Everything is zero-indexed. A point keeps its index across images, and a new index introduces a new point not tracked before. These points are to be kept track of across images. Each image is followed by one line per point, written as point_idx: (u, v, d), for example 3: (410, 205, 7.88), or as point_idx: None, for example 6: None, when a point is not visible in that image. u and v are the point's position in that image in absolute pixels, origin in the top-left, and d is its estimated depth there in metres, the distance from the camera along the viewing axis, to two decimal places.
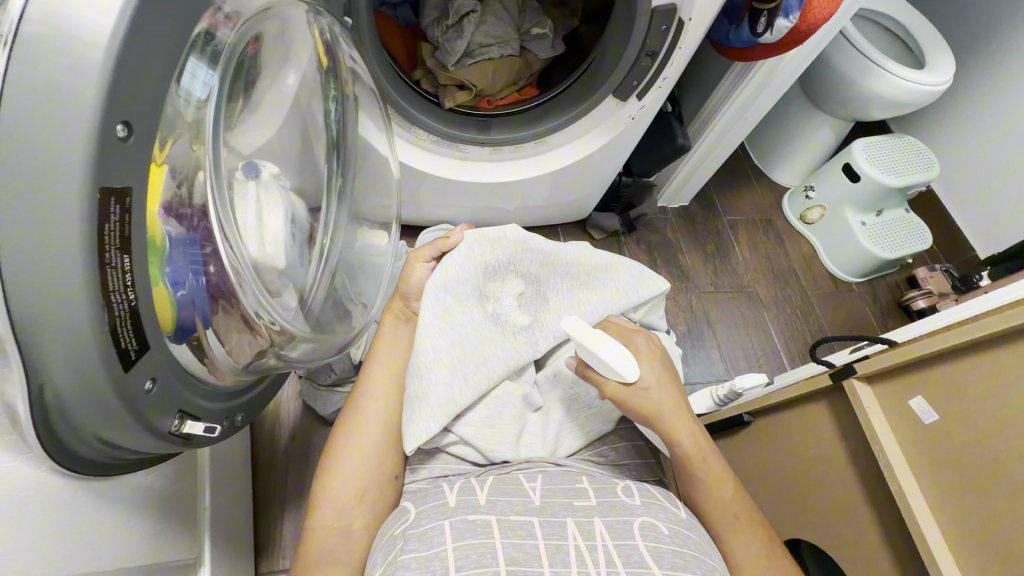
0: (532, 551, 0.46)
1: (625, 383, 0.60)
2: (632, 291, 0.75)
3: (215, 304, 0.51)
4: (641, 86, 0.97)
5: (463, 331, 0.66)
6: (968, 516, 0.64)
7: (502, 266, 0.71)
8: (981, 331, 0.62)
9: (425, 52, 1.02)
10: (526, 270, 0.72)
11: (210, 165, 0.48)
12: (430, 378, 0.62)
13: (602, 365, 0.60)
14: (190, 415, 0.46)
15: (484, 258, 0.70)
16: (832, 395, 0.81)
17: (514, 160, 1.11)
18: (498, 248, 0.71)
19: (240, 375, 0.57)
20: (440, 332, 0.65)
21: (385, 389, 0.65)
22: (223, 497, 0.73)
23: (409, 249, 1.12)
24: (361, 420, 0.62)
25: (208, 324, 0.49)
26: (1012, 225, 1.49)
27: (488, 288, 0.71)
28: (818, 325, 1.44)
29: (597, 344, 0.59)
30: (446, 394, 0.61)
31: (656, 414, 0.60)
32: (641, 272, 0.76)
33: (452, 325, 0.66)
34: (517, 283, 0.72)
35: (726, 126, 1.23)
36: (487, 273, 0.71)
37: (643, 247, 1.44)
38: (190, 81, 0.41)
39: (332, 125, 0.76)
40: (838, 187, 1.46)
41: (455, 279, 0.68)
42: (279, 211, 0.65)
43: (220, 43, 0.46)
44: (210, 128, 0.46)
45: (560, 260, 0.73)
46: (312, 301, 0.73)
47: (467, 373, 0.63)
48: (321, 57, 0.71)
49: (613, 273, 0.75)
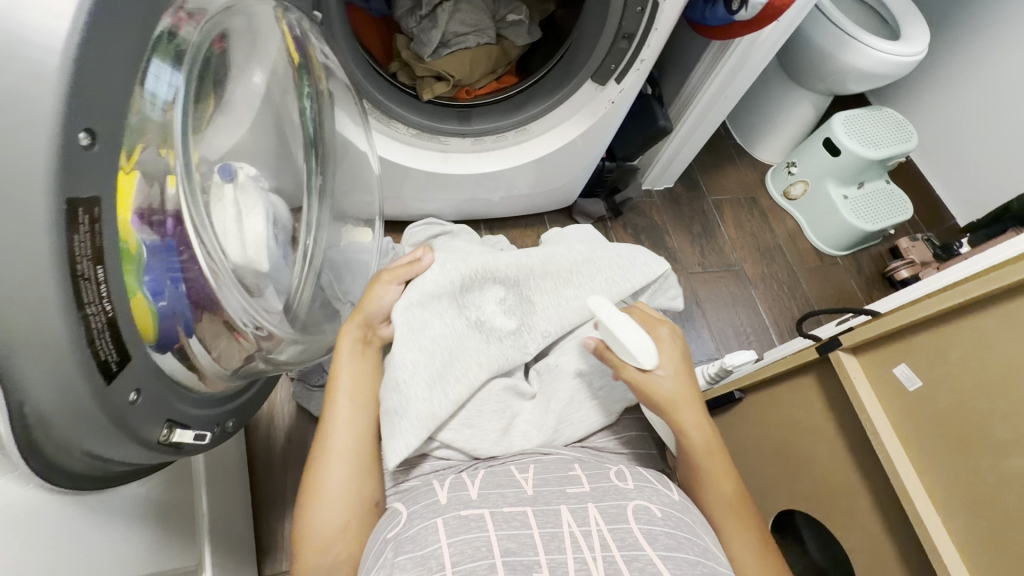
0: (528, 540, 0.47)
1: (642, 369, 0.61)
2: (630, 280, 0.75)
3: (197, 311, 0.50)
4: (619, 69, 0.96)
5: (440, 345, 0.63)
6: (956, 478, 0.66)
7: (481, 276, 0.70)
8: (964, 297, 0.63)
9: (401, 44, 1.02)
10: (505, 276, 0.71)
11: (182, 169, 0.47)
12: (409, 394, 0.59)
13: (621, 348, 0.61)
14: (179, 423, 0.46)
15: (456, 269, 0.69)
16: (819, 367, 0.83)
17: (494, 151, 1.10)
18: (471, 259, 0.70)
19: (229, 380, 0.57)
20: (416, 347, 0.62)
21: (352, 417, 0.60)
22: (221, 504, 0.73)
23: (394, 245, 1.12)
24: (334, 455, 0.58)
25: (191, 333, 0.49)
26: (990, 192, 1.52)
27: (466, 299, 0.69)
28: (805, 299, 1.45)
29: (619, 326, 0.61)
30: (424, 408, 0.59)
31: (669, 402, 0.61)
32: (634, 262, 0.77)
33: (432, 338, 0.64)
34: (497, 290, 0.71)
35: (707, 105, 1.22)
36: (465, 286, 0.69)
37: (630, 231, 1.44)
38: (155, 83, 0.40)
39: (309, 123, 0.75)
40: (820, 162, 1.47)
41: (431, 293, 0.67)
42: (258, 213, 0.66)
43: (186, 45, 0.45)
44: (179, 131, 0.45)
45: (538, 262, 0.73)
46: (298, 304, 0.74)
47: (446, 387, 0.61)
48: (293, 52, 0.70)
49: (603, 264, 0.75)
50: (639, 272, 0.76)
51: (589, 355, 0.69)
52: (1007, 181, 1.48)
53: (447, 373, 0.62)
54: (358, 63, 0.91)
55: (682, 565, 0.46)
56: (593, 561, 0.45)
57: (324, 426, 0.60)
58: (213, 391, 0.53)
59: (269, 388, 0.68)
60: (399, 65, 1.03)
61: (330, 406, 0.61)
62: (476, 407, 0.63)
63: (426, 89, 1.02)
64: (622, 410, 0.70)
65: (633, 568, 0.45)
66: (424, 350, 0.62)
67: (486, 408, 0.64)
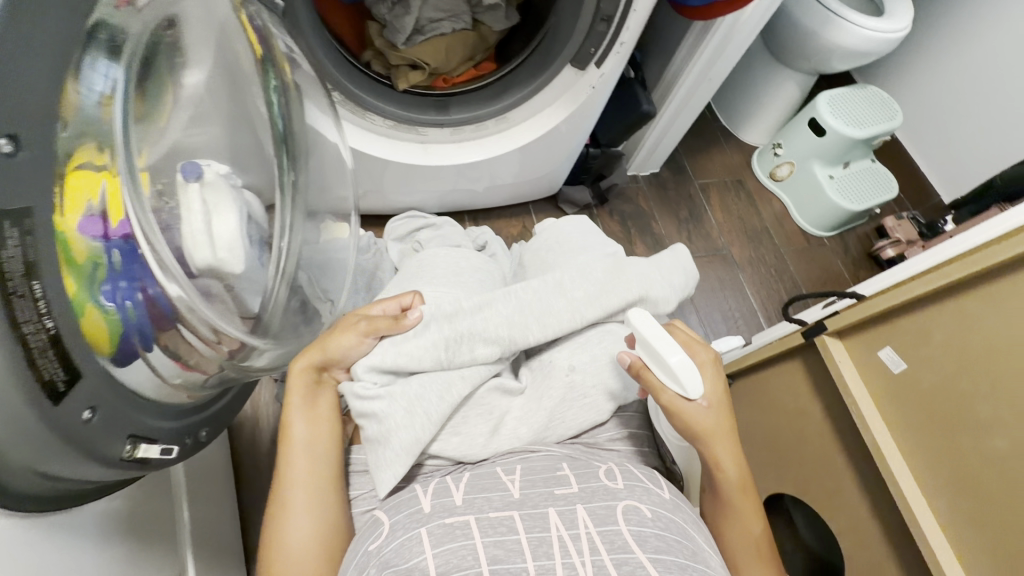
0: (515, 546, 0.46)
1: (685, 396, 0.59)
2: (674, 284, 0.72)
3: (158, 324, 0.47)
4: (598, 53, 0.93)
5: (424, 391, 0.58)
6: (939, 457, 0.66)
7: (472, 329, 0.61)
8: (949, 279, 0.63)
9: (373, 31, 0.99)
10: (496, 333, 0.62)
11: (125, 170, 0.43)
12: (388, 422, 0.56)
13: (666, 372, 0.59)
14: (145, 438, 0.44)
15: (436, 324, 0.61)
16: (806, 352, 0.83)
17: (475, 140, 1.08)
18: (457, 320, 0.62)
19: (199, 392, 0.55)
20: (401, 391, 0.57)
21: (309, 466, 0.55)
22: (204, 512, 0.72)
23: (374, 238, 1.09)
24: (290, 512, 0.53)
25: (151, 346, 0.46)
26: (973, 168, 1.52)
27: (449, 362, 0.60)
28: (792, 282, 1.45)
29: (667, 351, 0.58)
30: (409, 437, 0.56)
31: (708, 433, 0.59)
32: (675, 266, 0.73)
33: (415, 384, 0.58)
34: (489, 348, 0.62)
35: (690, 88, 1.20)
36: (449, 346, 0.60)
37: (616, 218, 1.43)
38: (91, 75, 0.38)
39: (277, 118, 0.72)
40: (805, 143, 1.46)
41: (411, 357, 0.59)
42: (231, 210, 0.68)
43: (125, 39, 0.43)
44: (123, 135, 0.42)
45: (534, 311, 0.64)
46: (273, 304, 0.72)
47: (425, 407, 0.57)
48: (255, 45, 0.68)
49: (645, 274, 0.71)
50: (679, 277, 0.73)
51: (578, 350, 0.67)
52: (988, 158, 1.48)
53: (427, 400, 0.58)
54: (327, 53, 0.88)
55: (672, 569, 0.46)
56: (582, 566, 0.45)
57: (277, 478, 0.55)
58: (184, 401, 0.52)
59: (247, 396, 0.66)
60: (372, 54, 1.00)
61: (282, 457, 0.56)
62: (462, 413, 0.61)
63: (401, 78, 0.99)
64: (615, 407, 0.66)
65: (623, 572, 0.45)
66: (409, 393, 0.58)
67: (470, 411, 0.61)
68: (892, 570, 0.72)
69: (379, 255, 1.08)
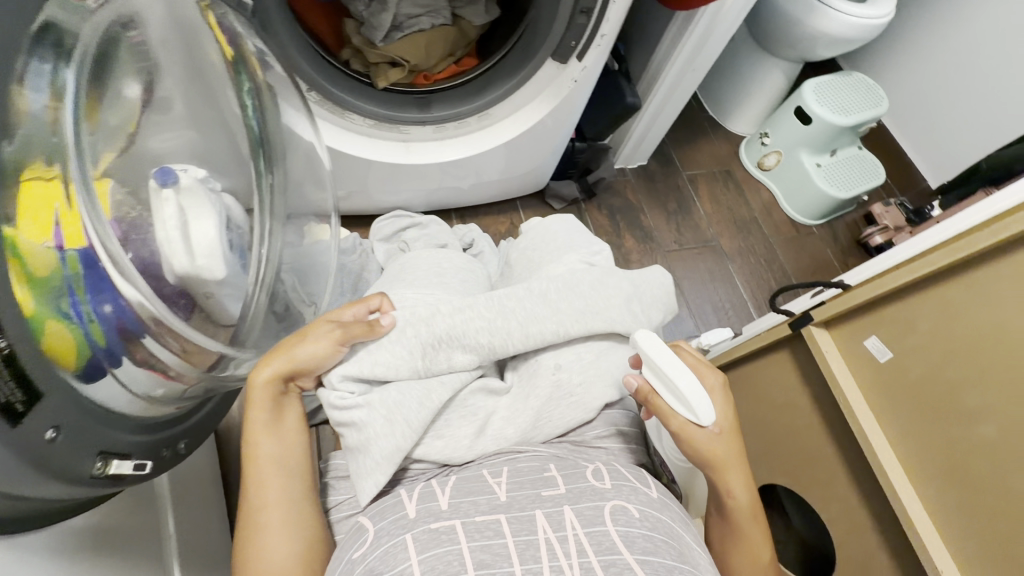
0: (502, 551, 0.46)
1: (697, 423, 0.58)
2: (650, 319, 0.71)
3: (127, 340, 0.47)
4: (579, 46, 0.92)
5: (404, 398, 0.58)
6: (928, 446, 0.66)
7: (449, 339, 0.61)
8: (929, 267, 0.63)
9: (350, 29, 0.97)
10: (473, 342, 0.62)
11: (79, 179, 0.42)
12: (368, 430, 0.56)
13: (676, 396, 0.58)
14: (116, 454, 0.43)
15: (415, 333, 0.60)
16: (794, 343, 0.82)
17: (458, 137, 1.07)
18: (433, 323, 0.61)
19: (174, 404, 0.54)
20: (380, 399, 0.57)
21: (279, 483, 0.53)
22: (191, 523, 0.71)
23: (359, 239, 1.08)
24: (263, 531, 0.51)
25: (120, 363, 0.45)
26: (958, 153, 1.52)
27: (428, 368, 0.60)
28: (781, 271, 1.45)
29: (677, 375, 0.57)
30: (389, 445, 0.55)
31: (720, 460, 0.59)
32: (654, 296, 0.72)
33: (394, 390, 0.58)
34: (466, 357, 0.62)
35: (675, 79, 1.19)
36: (427, 351, 0.60)
37: (605, 212, 1.42)
38: (35, 82, 0.37)
39: (252, 120, 0.72)
40: (792, 132, 1.46)
41: (387, 365, 0.59)
42: (211, 218, 0.66)
43: (71, 40, 0.42)
44: (74, 142, 0.41)
45: (513, 321, 0.63)
46: (255, 307, 0.72)
47: (405, 417, 0.57)
48: (225, 46, 0.68)
49: (627, 295, 0.70)
50: (658, 311, 0.72)
51: (566, 351, 0.66)
52: (974, 142, 1.49)
53: (406, 407, 0.57)
54: (303, 52, 0.86)
55: (659, 570, 0.46)
56: (570, 569, 0.45)
57: (245, 498, 0.53)
58: (160, 413, 0.51)
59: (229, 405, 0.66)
60: (351, 52, 0.98)
61: (250, 475, 0.53)
62: (445, 416, 0.61)
63: (381, 76, 0.97)
64: (604, 404, 0.66)
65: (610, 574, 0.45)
66: (388, 399, 0.57)
67: (452, 414, 0.61)
68: (882, 558, 0.72)
69: (364, 257, 1.06)
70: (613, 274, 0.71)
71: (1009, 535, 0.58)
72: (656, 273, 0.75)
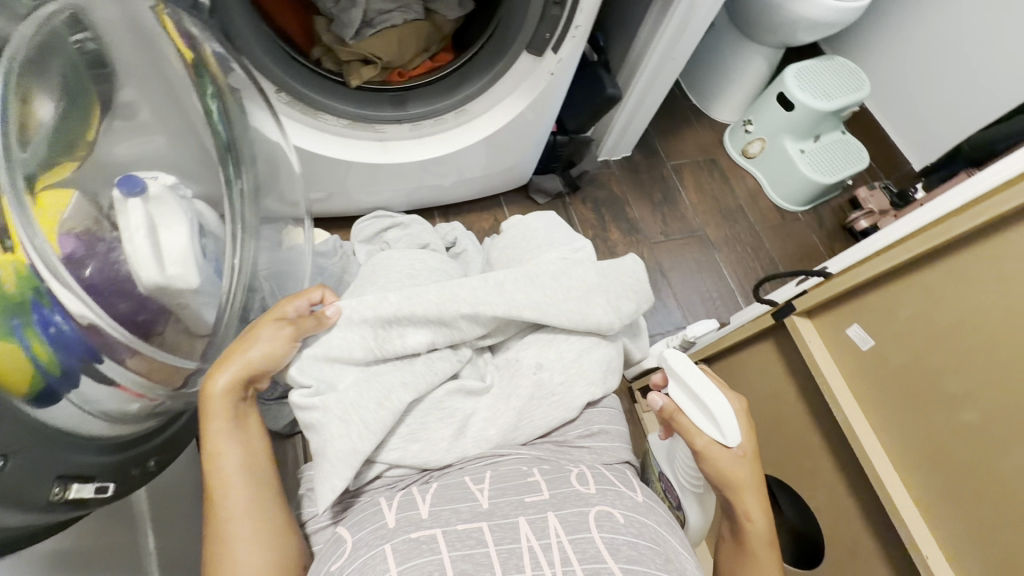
0: (484, 560, 0.45)
1: (722, 444, 0.58)
2: (619, 308, 0.68)
3: (76, 363, 0.45)
4: (554, 38, 0.90)
5: (361, 399, 0.56)
6: (912, 437, 0.66)
7: (399, 319, 0.61)
8: (906, 256, 0.63)
9: (320, 26, 0.95)
10: (426, 318, 0.61)
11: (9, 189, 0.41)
12: (325, 433, 0.54)
13: (704, 415, 0.58)
14: (76, 477, 0.43)
15: (362, 318, 0.60)
16: (777, 332, 0.82)
17: (437, 134, 1.05)
18: (379, 306, 0.60)
19: (136, 423, 0.53)
20: (335, 400, 0.55)
21: (248, 496, 0.52)
22: (174, 538, 0.70)
23: (340, 241, 1.06)
24: (233, 547, 0.49)
25: (66, 386, 0.44)
26: (941, 135, 1.52)
27: (384, 345, 0.61)
28: (768, 259, 1.45)
29: (709, 394, 0.58)
30: (346, 447, 0.54)
31: (741, 484, 0.58)
32: (623, 285, 0.70)
33: (351, 388, 0.57)
34: (421, 336, 0.62)
35: (655, 68, 1.17)
36: (380, 331, 0.61)
37: (590, 205, 1.41)
38: None
39: (218, 124, 0.69)
40: (774, 118, 1.45)
41: (339, 346, 0.59)
42: (181, 225, 0.63)
43: None
44: None
45: (467, 301, 0.62)
46: (224, 315, 0.68)
47: (365, 416, 0.55)
48: (183, 48, 0.66)
49: (592, 286, 0.67)
50: (628, 301, 0.70)
51: (546, 346, 0.66)
52: (955, 123, 1.49)
53: (364, 407, 0.55)
54: (271, 53, 0.84)
55: None
56: None
57: (212, 514, 0.51)
58: (123, 432, 0.51)
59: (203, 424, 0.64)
60: (322, 51, 0.96)
61: (215, 490, 0.51)
62: (419, 418, 0.59)
63: (353, 74, 0.95)
64: (587, 403, 0.65)
65: None
66: (344, 400, 0.55)
67: (431, 416, 0.60)
68: (869, 545, 0.72)
69: (345, 259, 1.05)
70: (578, 263, 0.69)
71: (993, 520, 0.58)
72: (623, 260, 0.72)
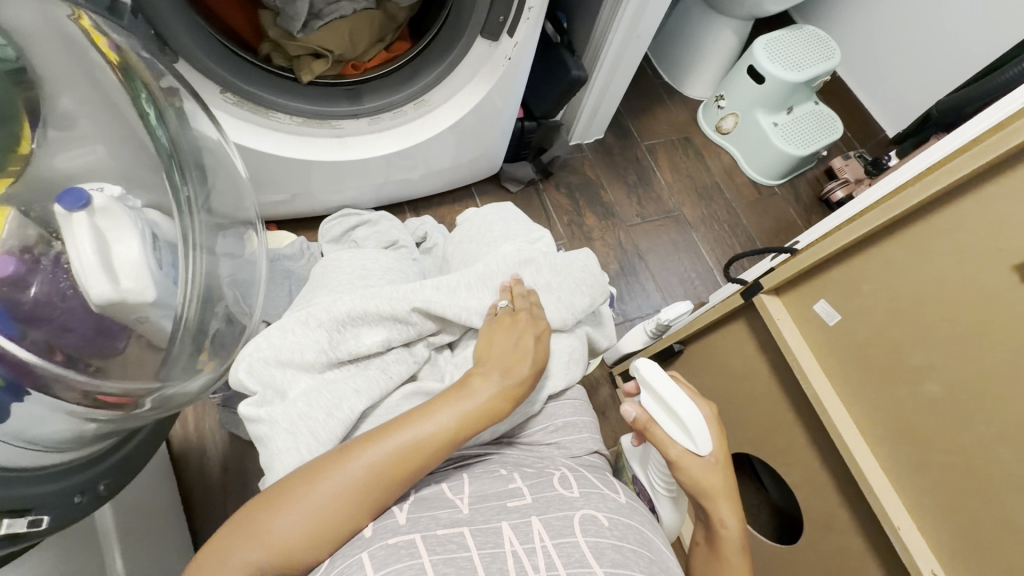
0: (466, 564, 0.43)
1: (693, 451, 0.59)
2: (572, 303, 0.69)
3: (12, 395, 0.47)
4: (509, 21, 0.87)
5: (311, 409, 0.57)
6: (880, 407, 0.66)
7: (353, 319, 0.61)
8: (851, 236, 0.64)
9: (266, 20, 0.90)
10: (379, 315, 0.62)
11: None
12: (274, 447, 0.56)
13: (675, 423, 0.60)
14: (10, 512, 0.42)
15: (317, 320, 0.61)
16: (747, 312, 0.82)
17: (396, 127, 1.02)
18: (332, 310, 0.61)
19: (78, 448, 0.53)
20: (281, 412, 0.57)
21: (406, 458, 0.49)
22: (142, 556, 0.68)
23: (306, 243, 1.03)
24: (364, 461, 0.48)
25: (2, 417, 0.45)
26: (914, 99, 1.51)
27: (341, 344, 0.61)
28: (746, 235, 1.44)
29: (679, 404, 0.59)
30: (295, 459, 0.55)
31: (711, 491, 0.58)
32: (576, 280, 0.71)
33: (300, 397, 0.58)
34: (375, 335, 0.62)
35: (620, 47, 1.15)
36: (338, 330, 0.61)
37: (564, 191, 1.39)
38: None
39: (157, 130, 0.65)
40: (746, 93, 1.43)
41: (292, 349, 0.60)
42: (133, 238, 0.60)
43: None
44: None
45: (418, 295, 0.63)
46: (179, 334, 0.64)
47: (314, 427, 0.56)
48: (106, 49, 0.61)
49: (544, 286, 0.69)
50: (582, 296, 0.70)
51: None
52: (927, 89, 1.48)
53: (312, 419, 0.56)
54: (211, 52, 0.80)
55: None
56: None
57: (323, 467, 0.48)
58: (59, 462, 0.50)
59: (155, 448, 0.63)
60: (271, 47, 0.92)
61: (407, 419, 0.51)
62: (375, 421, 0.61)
63: (304, 70, 0.91)
64: (547, 397, 0.67)
65: None
66: (291, 412, 0.57)
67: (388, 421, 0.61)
68: (846, 519, 0.72)
69: (312, 261, 1.02)
70: (531, 260, 0.71)
71: (955, 486, 0.59)
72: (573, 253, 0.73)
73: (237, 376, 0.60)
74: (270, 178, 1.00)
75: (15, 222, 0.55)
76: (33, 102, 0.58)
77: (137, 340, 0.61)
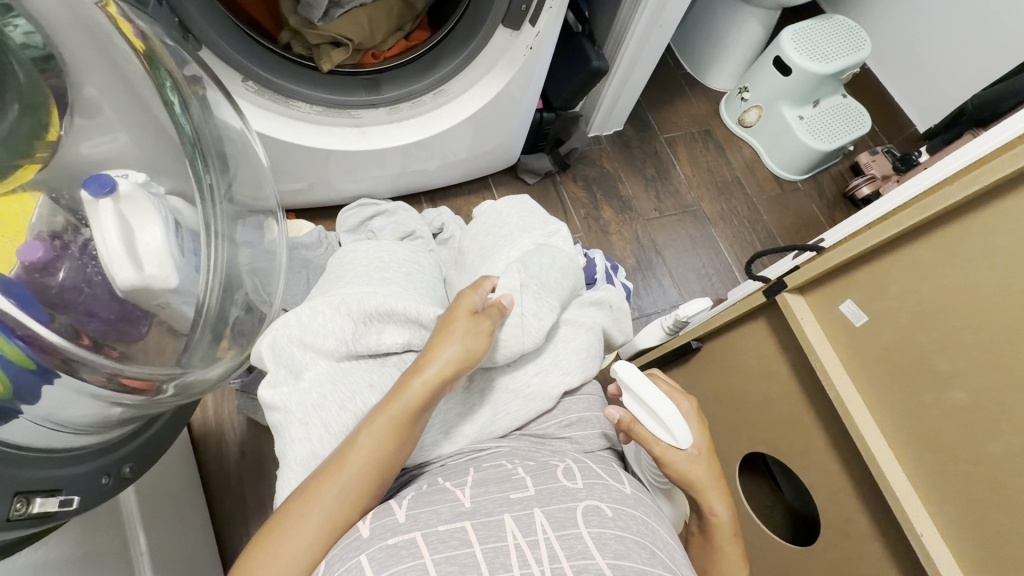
0: (469, 561, 0.43)
1: (675, 446, 0.59)
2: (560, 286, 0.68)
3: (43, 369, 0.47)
4: (530, 10, 0.86)
5: (325, 400, 0.58)
6: (904, 412, 0.64)
7: (380, 315, 0.62)
8: (877, 237, 0.63)
9: (286, 8, 0.89)
10: (401, 314, 0.62)
11: None
12: (289, 437, 0.57)
13: (655, 422, 0.59)
14: (38, 492, 0.45)
15: (347, 308, 0.61)
16: (769, 310, 0.80)
17: (415, 117, 1.02)
18: (365, 301, 0.61)
19: (100, 432, 0.55)
20: (295, 401, 0.58)
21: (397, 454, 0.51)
22: (163, 536, 0.70)
23: (322, 232, 1.04)
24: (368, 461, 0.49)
25: (35, 401, 0.47)
26: (948, 93, 1.45)
27: (365, 337, 0.61)
28: (765, 231, 1.41)
29: (657, 403, 0.59)
30: (308, 450, 0.56)
31: (701, 484, 0.58)
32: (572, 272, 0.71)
33: (314, 386, 0.59)
34: (398, 334, 0.62)
35: (642, 36, 1.12)
36: (363, 323, 0.61)
37: (581, 183, 1.37)
38: None
39: (182, 119, 0.65)
40: (771, 85, 1.40)
41: (319, 333, 0.61)
42: (156, 224, 0.59)
43: None
44: None
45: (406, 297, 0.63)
46: (196, 322, 0.65)
47: (327, 420, 0.57)
48: (134, 39, 0.61)
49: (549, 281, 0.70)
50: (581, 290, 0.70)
51: None
52: (963, 82, 1.42)
53: (325, 412, 0.57)
54: (232, 41, 0.81)
55: None
56: None
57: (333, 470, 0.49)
58: (80, 446, 0.52)
59: (175, 433, 0.65)
60: (290, 35, 0.91)
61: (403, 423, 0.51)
62: None
63: (324, 59, 0.91)
64: (564, 392, 0.66)
65: None
66: (305, 402, 0.58)
67: None
68: (863, 525, 0.71)
69: (330, 251, 1.02)
70: (547, 251, 0.71)
71: (984, 500, 0.57)
72: (580, 262, 0.74)
73: (260, 348, 0.62)
74: (290, 168, 1.01)
75: (44, 209, 0.55)
76: (61, 91, 0.58)
77: (157, 326, 0.62)
